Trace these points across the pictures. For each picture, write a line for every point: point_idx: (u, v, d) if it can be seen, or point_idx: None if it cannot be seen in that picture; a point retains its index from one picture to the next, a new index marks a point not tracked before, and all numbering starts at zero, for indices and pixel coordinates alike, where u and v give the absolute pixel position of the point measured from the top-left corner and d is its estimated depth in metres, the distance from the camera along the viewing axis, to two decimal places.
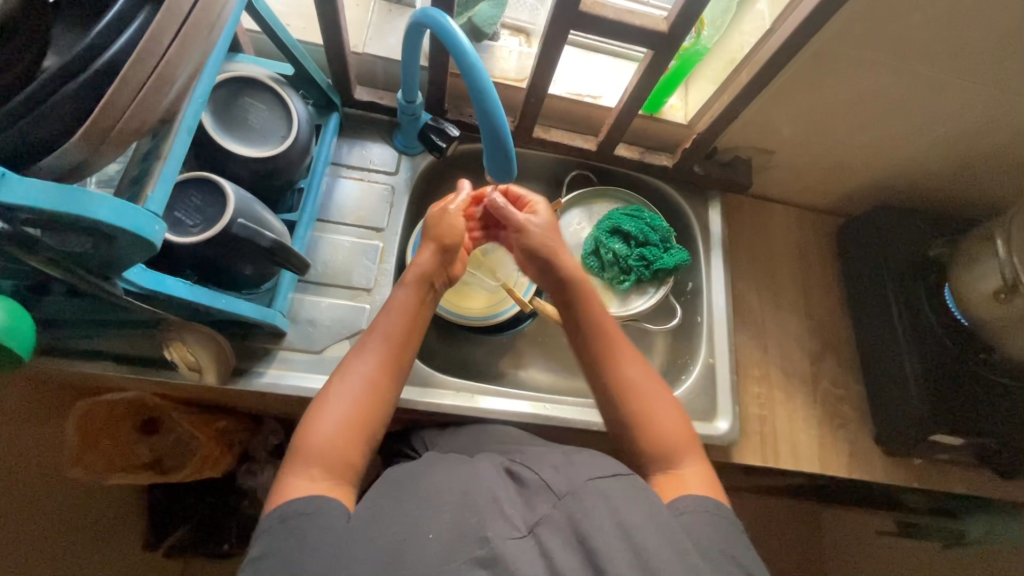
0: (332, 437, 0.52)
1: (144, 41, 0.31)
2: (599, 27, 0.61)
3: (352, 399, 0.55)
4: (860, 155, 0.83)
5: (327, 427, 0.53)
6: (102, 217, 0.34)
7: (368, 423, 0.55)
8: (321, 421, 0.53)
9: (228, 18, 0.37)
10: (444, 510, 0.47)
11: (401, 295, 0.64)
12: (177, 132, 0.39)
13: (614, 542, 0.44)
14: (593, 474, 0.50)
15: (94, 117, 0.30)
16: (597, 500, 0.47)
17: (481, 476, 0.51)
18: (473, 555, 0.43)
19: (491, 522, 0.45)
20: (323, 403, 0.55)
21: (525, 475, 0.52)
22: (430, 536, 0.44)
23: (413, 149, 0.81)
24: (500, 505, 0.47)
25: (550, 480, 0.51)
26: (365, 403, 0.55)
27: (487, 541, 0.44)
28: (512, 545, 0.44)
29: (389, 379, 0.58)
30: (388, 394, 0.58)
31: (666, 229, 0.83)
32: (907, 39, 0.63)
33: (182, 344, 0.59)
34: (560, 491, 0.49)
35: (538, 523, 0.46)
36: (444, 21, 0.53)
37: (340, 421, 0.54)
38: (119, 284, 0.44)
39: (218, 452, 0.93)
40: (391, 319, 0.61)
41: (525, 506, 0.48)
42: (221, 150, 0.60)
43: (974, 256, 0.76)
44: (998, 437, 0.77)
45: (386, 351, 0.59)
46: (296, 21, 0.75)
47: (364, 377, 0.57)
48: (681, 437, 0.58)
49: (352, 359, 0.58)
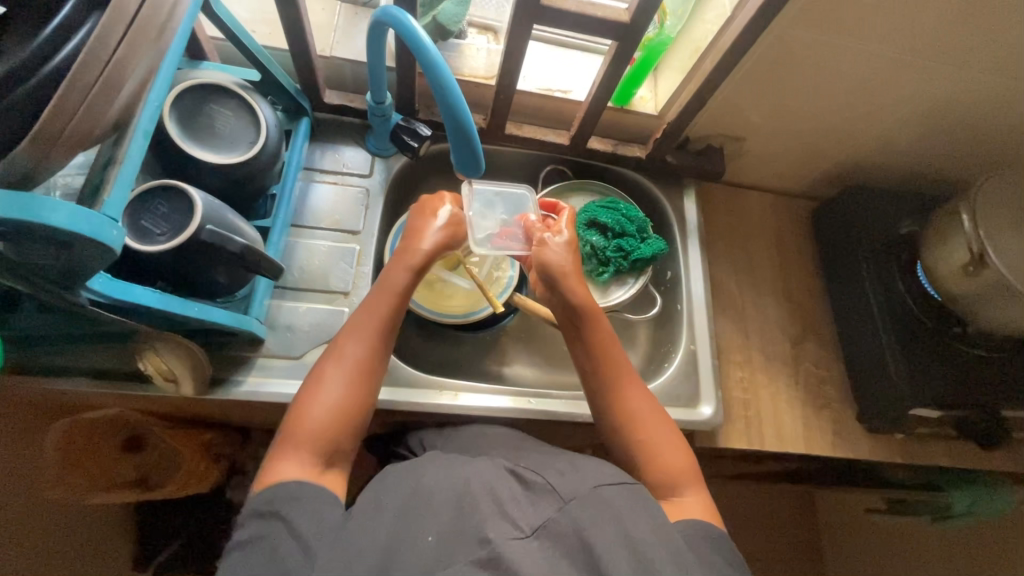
0: (322, 421, 0.54)
1: (89, 45, 0.31)
2: (561, 20, 0.61)
3: (342, 385, 0.57)
4: (828, 138, 0.85)
5: (320, 411, 0.55)
6: (52, 222, 0.33)
7: (357, 407, 0.57)
8: (314, 406, 0.55)
9: (178, 20, 0.37)
10: (443, 510, 0.48)
11: (398, 282, 0.63)
12: (132, 138, 0.39)
13: (614, 544, 0.45)
14: (600, 481, 0.51)
15: (41, 123, 0.30)
16: (601, 509, 0.47)
17: (480, 473, 0.51)
18: (476, 556, 0.44)
19: (491, 524, 0.46)
20: (313, 391, 0.56)
21: (531, 477, 0.52)
22: (430, 538, 0.46)
23: (387, 151, 0.81)
24: (503, 507, 0.48)
25: (556, 484, 0.52)
26: (354, 387, 0.57)
27: (489, 542, 0.45)
28: (515, 547, 0.45)
29: (377, 363, 0.60)
30: (377, 377, 0.59)
31: (643, 219, 0.83)
32: (863, 21, 0.64)
33: (156, 354, 0.58)
34: (565, 496, 0.50)
35: (542, 528, 0.47)
36: (405, 19, 0.53)
37: (332, 406, 0.55)
38: (83, 294, 0.43)
39: (204, 467, 0.92)
40: (383, 301, 0.62)
41: (530, 509, 0.49)
42: (187, 158, 0.60)
43: (941, 233, 0.76)
44: (977, 408, 0.78)
45: (376, 338, 0.60)
46: (261, 27, 0.75)
47: (353, 364, 0.58)
48: (681, 465, 0.59)
49: (341, 346, 0.59)
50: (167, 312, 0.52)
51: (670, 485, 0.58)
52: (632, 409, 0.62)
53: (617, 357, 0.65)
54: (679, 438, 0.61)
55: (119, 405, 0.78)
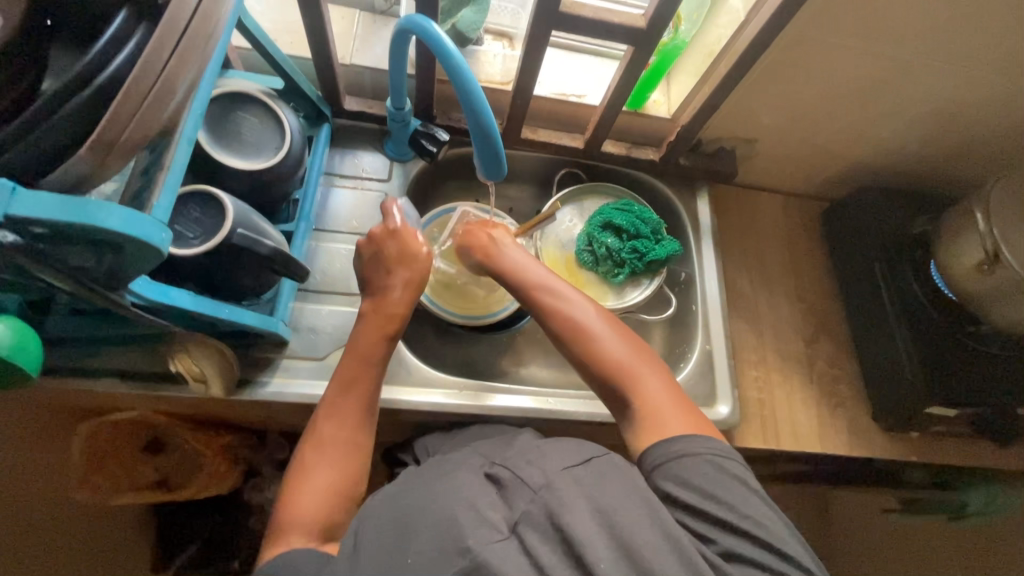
0: (318, 504, 0.54)
1: (144, 57, 0.33)
2: (579, 27, 0.63)
3: (329, 464, 0.56)
4: (839, 139, 0.86)
5: (311, 491, 0.55)
6: (109, 225, 0.34)
7: (349, 484, 0.57)
8: (304, 486, 0.55)
9: (223, 30, 0.39)
10: (421, 528, 0.49)
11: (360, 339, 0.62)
12: (178, 144, 0.40)
13: (591, 528, 0.47)
14: (567, 463, 0.53)
15: (99, 131, 0.31)
16: (574, 492, 0.49)
17: (461, 486, 0.53)
18: (458, 567, 0.46)
19: (470, 533, 0.47)
20: (301, 471, 0.56)
21: (503, 475, 0.54)
22: (411, 560, 0.47)
23: (405, 156, 0.82)
24: (481, 512, 0.50)
25: (525, 475, 0.53)
26: (348, 467, 0.57)
27: (469, 551, 0.46)
28: (496, 550, 0.46)
29: (361, 439, 0.59)
30: (364, 453, 0.59)
31: (657, 220, 0.84)
32: (875, 23, 0.65)
33: (187, 355, 0.59)
34: (536, 485, 0.51)
35: (519, 522, 0.49)
36: (429, 27, 0.54)
37: (321, 486, 0.55)
38: (127, 296, 0.45)
39: (224, 468, 0.94)
40: (350, 363, 0.61)
41: (507, 508, 0.51)
42: (216, 164, 0.61)
43: (953, 231, 0.77)
44: (992, 406, 0.78)
45: (353, 411, 0.59)
46: (283, 36, 0.77)
47: (343, 444, 0.57)
48: (634, 362, 0.59)
49: (331, 424, 0.58)
50: (199, 314, 0.54)
51: (629, 392, 0.58)
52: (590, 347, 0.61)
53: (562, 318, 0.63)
54: (625, 334, 0.62)
55: (144, 407, 0.79)
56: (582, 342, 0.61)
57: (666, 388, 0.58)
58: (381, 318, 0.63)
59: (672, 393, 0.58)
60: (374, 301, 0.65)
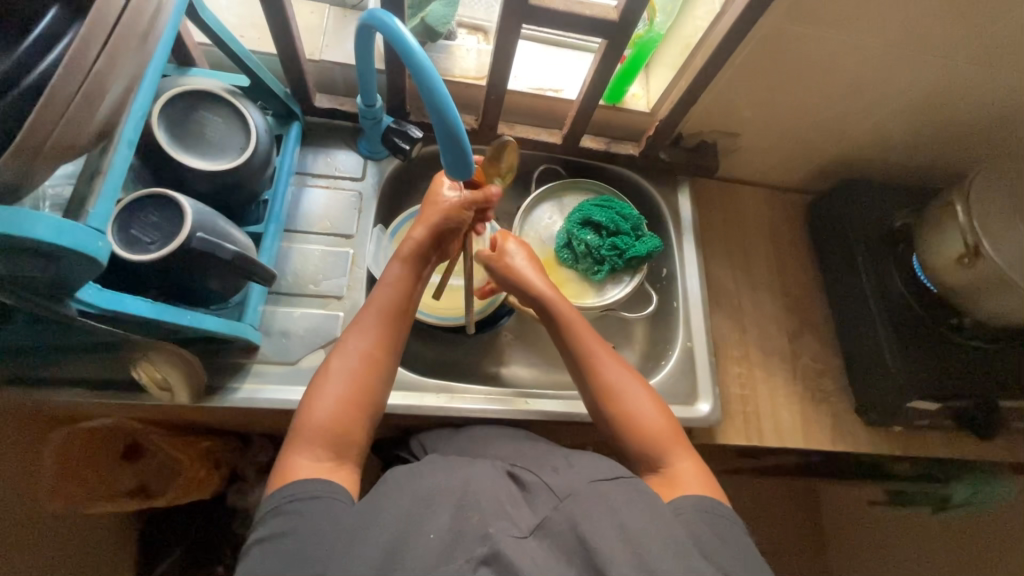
0: (330, 416, 0.54)
1: (71, 54, 0.31)
2: (551, 20, 0.61)
3: (349, 374, 0.57)
4: (821, 132, 0.84)
5: (327, 405, 0.55)
6: (35, 234, 0.32)
7: (365, 401, 0.57)
8: (322, 400, 0.56)
9: (158, 30, 0.37)
10: (443, 511, 0.47)
11: (393, 267, 0.64)
12: (117, 148, 0.39)
13: (613, 541, 0.45)
14: (595, 478, 0.52)
15: (22, 134, 0.30)
16: (598, 503, 0.48)
17: (480, 476, 0.52)
18: (475, 554, 0.44)
19: (493, 521, 0.46)
20: (322, 382, 0.57)
21: (526, 478, 0.54)
22: (431, 536, 0.45)
23: (379, 154, 0.80)
24: (502, 506, 0.49)
25: (551, 484, 0.53)
26: (362, 379, 0.57)
27: (490, 539, 0.45)
28: (515, 545, 0.45)
29: (386, 354, 0.60)
30: (386, 368, 0.60)
31: (637, 217, 0.83)
32: (852, 14, 0.64)
33: (150, 363, 0.58)
34: (562, 494, 0.51)
35: (540, 526, 0.48)
36: (392, 23, 0.53)
37: (336, 400, 0.55)
38: (73, 306, 0.43)
39: (205, 473, 0.93)
40: (384, 292, 0.62)
41: (528, 509, 0.50)
42: (176, 165, 0.59)
43: (936, 224, 0.76)
44: (976, 400, 0.78)
45: (379, 324, 0.60)
46: (249, 32, 0.75)
47: (359, 354, 0.58)
48: (665, 435, 0.60)
49: (349, 337, 0.60)
50: (158, 321, 0.52)
51: (655, 457, 0.59)
52: (616, 387, 0.63)
53: (593, 344, 0.67)
54: (658, 403, 0.63)
55: (118, 415, 0.78)
56: (617, 401, 0.63)
57: (698, 469, 0.58)
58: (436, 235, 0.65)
59: (700, 472, 0.58)
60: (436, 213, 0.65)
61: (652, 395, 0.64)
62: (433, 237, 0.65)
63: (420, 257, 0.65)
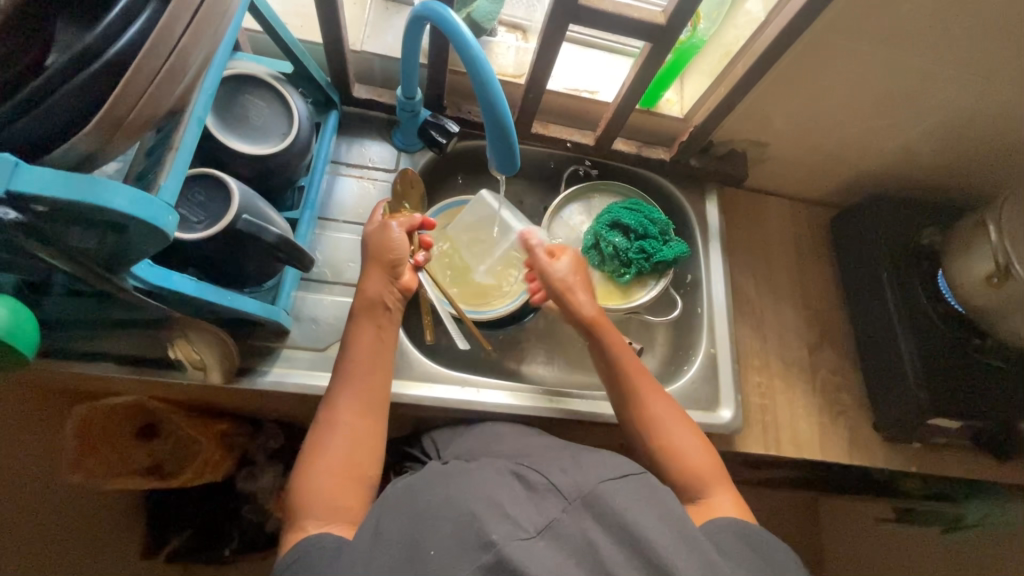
0: (321, 483, 0.54)
1: (156, 31, 0.31)
2: (599, 21, 0.62)
3: (334, 440, 0.56)
4: (852, 146, 0.85)
5: (317, 474, 0.54)
6: (116, 206, 0.33)
7: (358, 465, 0.56)
8: (313, 468, 0.55)
9: (235, 11, 0.37)
10: (444, 523, 0.48)
11: (365, 327, 0.63)
12: (188, 124, 0.40)
13: (620, 547, 0.46)
14: (603, 476, 0.52)
15: (107, 108, 0.31)
16: (605, 506, 0.49)
17: (487, 484, 0.52)
18: (481, 561, 0.45)
19: (493, 526, 0.47)
20: (311, 450, 0.56)
21: (533, 477, 0.53)
22: (433, 552, 0.46)
23: (413, 146, 0.81)
24: (505, 509, 0.49)
25: (559, 484, 0.52)
26: (349, 443, 0.56)
27: (494, 546, 0.45)
28: (520, 547, 0.46)
29: (372, 416, 0.59)
30: (375, 429, 0.59)
31: (665, 221, 0.83)
32: (894, 31, 0.64)
33: (186, 341, 0.58)
34: (570, 496, 0.51)
35: (547, 527, 0.48)
36: (447, 15, 0.53)
37: (327, 468, 0.55)
38: (127, 280, 0.44)
39: (220, 456, 0.92)
40: (363, 354, 0.61)
41: (535, 509, 0.50)
42: (221, 147, 0.60)
43: (966, 243, 0.76)
44: (997, 420, 0.78)
45: (361, 389, 0.59)
46: (293, 19, 0.75)
47: (345, 419, 0.58)
48: (708, 469, 0.59)
49: (331, 402, 0.59)
50: (201, 300, 0.52)
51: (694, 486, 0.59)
52: (659, 420, 0.63)
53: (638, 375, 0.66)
54: (701, 437, 0.63)
55: (140, 393, 0.78)
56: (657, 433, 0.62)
57: (735, 503, 0.58)
58: (384, 262, 0.64)
59: (738, 504, 0.58)
60: (376, 243, 0.65)
61: (695, 430, 0.63)
62: (387, 280, 0.64)
63: (374, 308, 0.63)
